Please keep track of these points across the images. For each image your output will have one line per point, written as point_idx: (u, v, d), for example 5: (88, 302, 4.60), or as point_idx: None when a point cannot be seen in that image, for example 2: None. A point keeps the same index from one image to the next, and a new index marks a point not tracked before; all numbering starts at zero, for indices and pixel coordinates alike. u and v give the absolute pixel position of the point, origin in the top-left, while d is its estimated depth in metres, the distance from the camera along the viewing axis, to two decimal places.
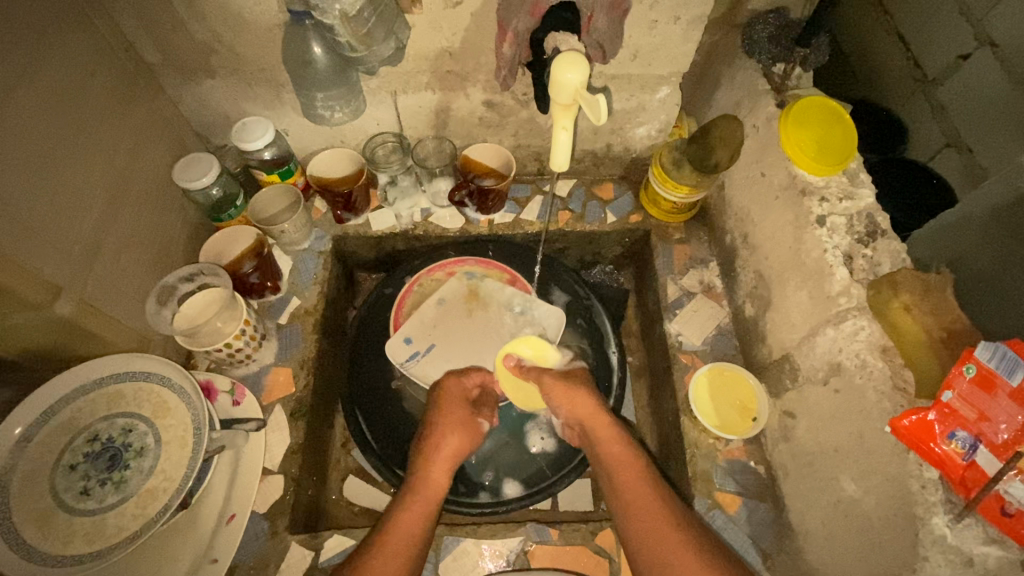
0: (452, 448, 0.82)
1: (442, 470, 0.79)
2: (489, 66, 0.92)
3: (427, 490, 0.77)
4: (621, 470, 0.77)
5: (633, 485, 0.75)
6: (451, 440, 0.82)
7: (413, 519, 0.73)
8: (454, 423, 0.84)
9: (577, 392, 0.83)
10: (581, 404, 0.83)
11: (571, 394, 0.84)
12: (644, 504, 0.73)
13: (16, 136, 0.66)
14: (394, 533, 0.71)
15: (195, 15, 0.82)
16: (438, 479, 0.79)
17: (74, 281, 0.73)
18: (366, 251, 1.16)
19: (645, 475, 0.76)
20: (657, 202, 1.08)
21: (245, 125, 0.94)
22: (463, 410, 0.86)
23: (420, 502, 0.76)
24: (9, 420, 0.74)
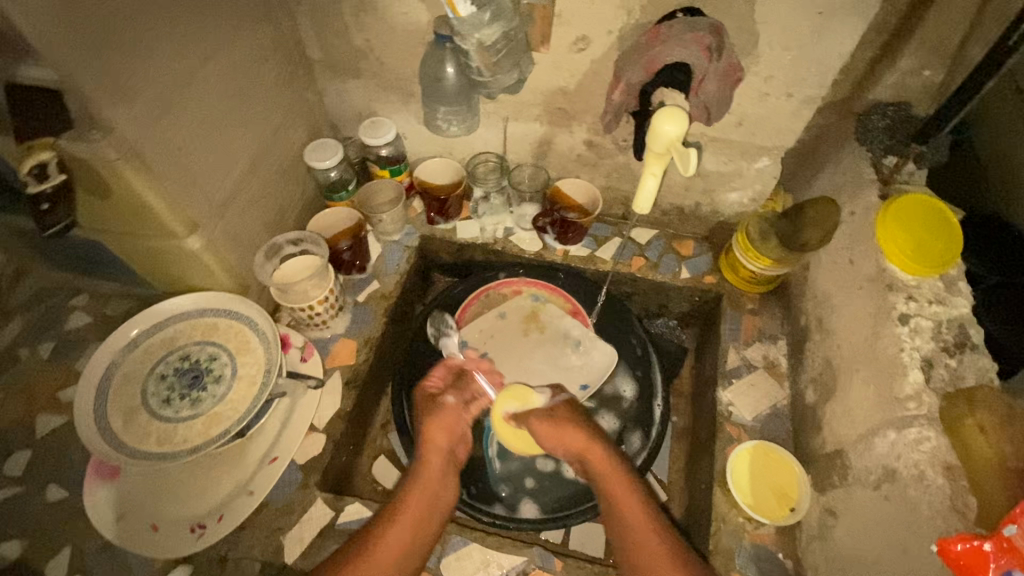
0: (438, 429, 0.85)
1: (436, 458, 0.83)
2: (597, 110, 0.98)
3: (427, 477, 0.81)
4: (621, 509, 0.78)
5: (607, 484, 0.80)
6: (438, 427, 0.85)
7: (417, 504, 0.78)
8: (430, 413, 0.86)
9: (567, 431, 0.84)
10: (569, 442, 0.83)
11: (561, 435, 0.84)
12: (623, 513, 0.77)
13: (203, 96, 0.79)
14: (404, 514, 0.76)
15: (357, 25, 0.96)
16: (434, 466, 0.83)
17: (209, 223, 0.86)
18: (446, 254, 1.25)
19: (623, 479, 0.80)
20: (736, 267, 1.08)
21: (375, 122, 1.08)
22: (430, 401, 0.88)
23: (425, 489, 0.80)
24: (128, 324, 0.90)
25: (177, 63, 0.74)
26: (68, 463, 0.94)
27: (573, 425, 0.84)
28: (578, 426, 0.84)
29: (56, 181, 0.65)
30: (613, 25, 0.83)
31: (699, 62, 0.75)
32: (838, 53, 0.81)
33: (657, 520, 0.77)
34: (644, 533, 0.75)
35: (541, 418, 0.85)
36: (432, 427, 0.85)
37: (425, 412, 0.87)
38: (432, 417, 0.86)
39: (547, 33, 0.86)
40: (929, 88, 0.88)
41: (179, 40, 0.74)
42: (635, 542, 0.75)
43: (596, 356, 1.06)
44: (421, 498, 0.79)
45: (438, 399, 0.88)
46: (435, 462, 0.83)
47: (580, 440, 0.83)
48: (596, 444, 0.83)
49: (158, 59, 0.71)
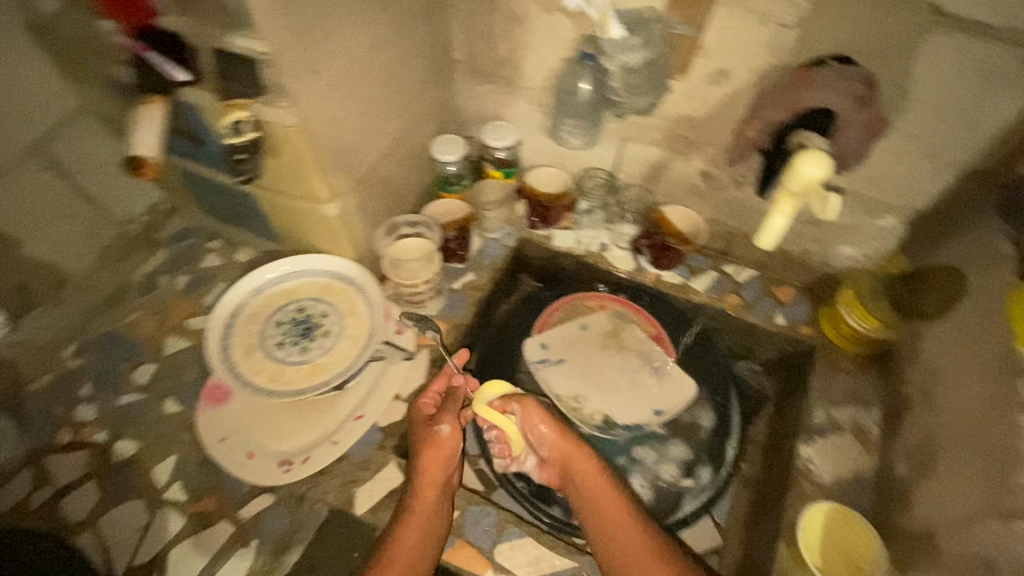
0: (433, 456, 0.88)
1: (429, 487, 0.86)
2: (721, 144, 0.98)
3: (426, 503, 0.85)
4: (607, 510, 0.87)
5: (592, 488, 0.90)
6: (433, 453, 0.88)
7: (420, 531, 0.82)
8: (423, 442, 0.89)
9: (558, 425, 0.94)
10: (563, 442, 0.93)
11: (552, 428, 0.93)
12: (613, 520, 0.86)
13: (366, 81, 0.88)
14: (408, 542, 0.81)
15: (505, 35, 1.03)
16: (428, 495, 0.85)
17: (347, 194, 0.95)
18: (539, 259, 1.29)
19: (606, 480, 0.90)
20: (837, 323, 1.06)
21: (497, 126, 1.15)
22: (425, 428, 0.91)
23: (416, 521, 0.83)
24: (261, 270, 1.02)
25: (353, 50, 0.83)
26: (183, 383, 1.06)
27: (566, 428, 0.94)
28: (562, 424, 0.95)
29: (245, 139, 0.78)
30: (759, 63, 0.84)
31: (843, 108, 0.75)
32: (999, 121, 0.78)
33: (644, 531, 0.85)
34: (630, 533, 0.84)
35: (535, 405, 0.94)
36: (428, 453, 0.88)
37: (420, 436, 0.90)
38: (427, 446, 0.88)
39: (688, 62, 0.88)
40: None
41: (359, 30, 0.82)
42: (622, 544, 0.83)
43: (675, 385, 1.06)
44: (416, 528, 0.82)
45: (426, 419, 0.92)
46: (432, 490, 0.86)
47: (569, 441, 0.93)
48: (578, 444, 0.93)
49: (340, 44, 0.80)
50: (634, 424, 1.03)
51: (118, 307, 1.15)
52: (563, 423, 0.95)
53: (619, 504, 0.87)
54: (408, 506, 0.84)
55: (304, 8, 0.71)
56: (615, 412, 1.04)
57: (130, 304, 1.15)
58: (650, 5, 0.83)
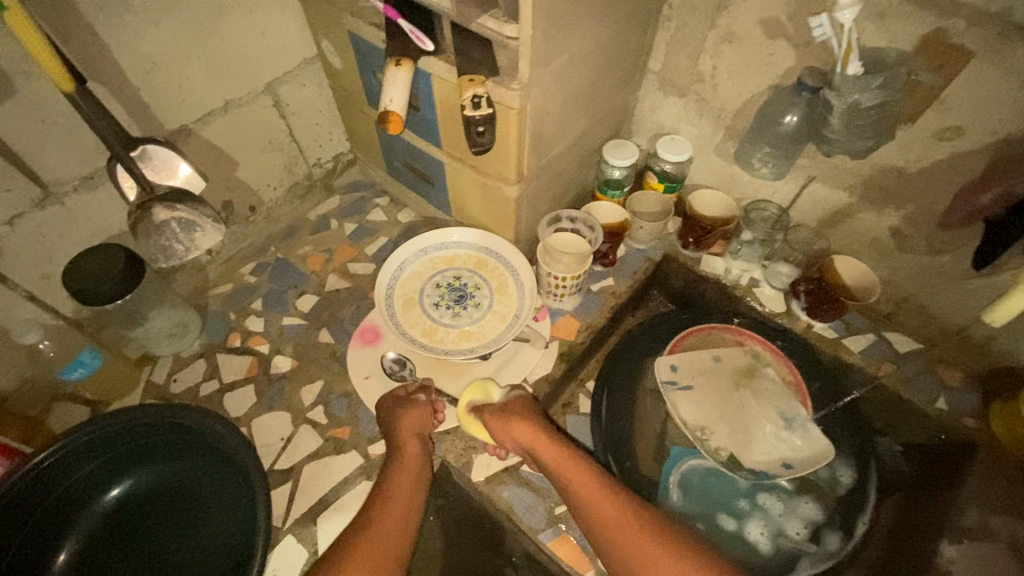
0: (399, 429, 0.92)
1: (410, 449, 0.90)
2: (926, 203, 0.92)
3: (407, 470, 0.89)
4: (581, 492, 0.84)
5: (565, 471, 0.87)
6: (397, 424, 0.92)
7: (402, 495, 0.86)
8: (394, 414, 0.94)
9: (515, 419, 0.91)
10: (519, 429, 0.90)
11: (510, 425, 0.90)
12: (590, 496, 0.84)
13: (578, 78, 0.92)
14: (391, 506, 0.84)
15: (712, 52, 1.02)
16: (410, 454, 0.90)
17: (528, 179, 0.99)
18: (679, 280, 1.27)
19: (574, 463, 0.87)
20: (1013, 422, 0.93)
21: (673, 140, 1.15)
22: (394, 402, 0.96)
23: (401, 484, 0.87)
24: (430, 235, 1.10)
25: (580, 47, 0.86)
26: (339, 318, 1.16)
27: (513, 405, 0.95)
28: (522, 408, 0.94)
29: (484, 113, 0.83)
30: (1009, 127, 0.77)
31: None
32: None
33: (629, 510, 0.82)
34: (610, 511, 0.82)
35: (495, 418, 0.92)
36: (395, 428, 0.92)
37: (386, 413, 0.95)
38: (400, 417, 0.93)
39: (919, 112, 0.83)
40: None
41: (591, 29, 0.86)
42: (603, 521, 0.81)
43: (807, 441, 1.01)
44: (404, 490, 0.86)
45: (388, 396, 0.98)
46: (409, 457, 0.90)
47: (526, 425, 0.90)
48: (539, 425, 0.91)
49: (573, 40, 0.83)
50: (761, 470, 1.00)
51: (296, 238, 1.28)
52: (521, 414, 0.92)
53: (596, 485, 0.85)
54: (392, 473, 0.88)
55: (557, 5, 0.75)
56: (740, 453, 1.02)
57: (304, 238, 1.28)
58: (897, 48, 0.79)
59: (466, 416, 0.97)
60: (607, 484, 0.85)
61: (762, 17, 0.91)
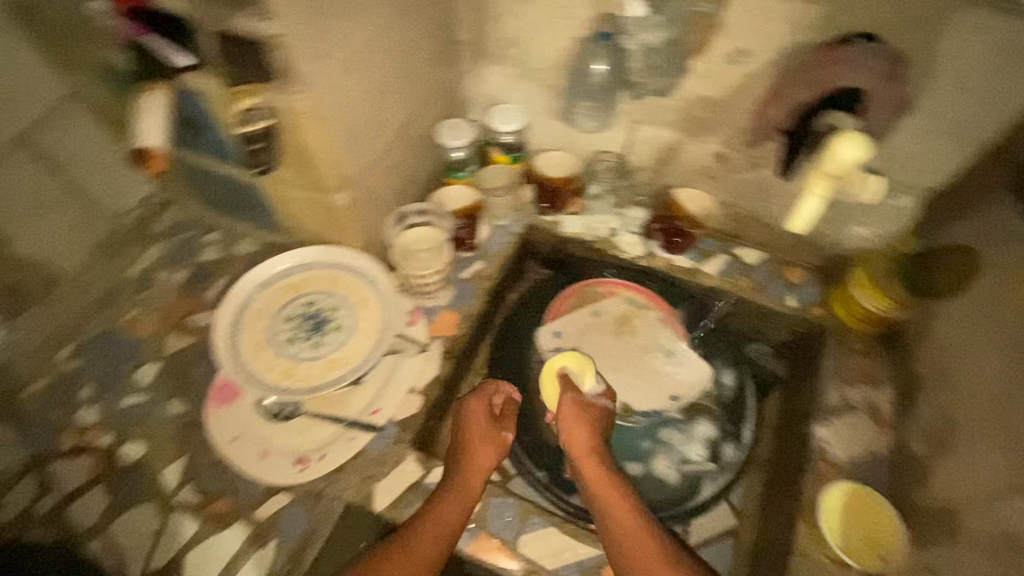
0: (477, 434, 0.91)
1: (465, 464, 0.87)
2: (736, 126, 0.97)
3: (466, 476, 0.86)
4: (620, 519, 0.80)
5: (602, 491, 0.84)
6: (473, 420, 0.93)
7: (463, 500, 0.84)
8: (472, 428, 0.92)
9: (582, 425, 0.91)
10: (581, 433, 0.90)
11: (574, 424, 0.91)
12: (624, 525, 0.80)
13: (374, 65, 0.84)
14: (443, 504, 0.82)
15: (513, 14, 0.99)
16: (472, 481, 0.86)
17: (354, 183, 0.91)
18: (547, 247, 1.27)
19: (617, 489, 0.84)
20: (851, 305, 1.04)
21: (504, 110, 1.12)
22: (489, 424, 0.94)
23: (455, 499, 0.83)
24: (269, 263, 0.99)
25: (362, 32, 0.79)
26: (191, 381, 1.02)
27: (584, 411, 0.94)
28: (581, 419, 0.92)
29: (257, 129, 0.76)
30: (780, 42, 0.81)
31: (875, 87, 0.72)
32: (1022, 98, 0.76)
33: (661, 540, 0.79)
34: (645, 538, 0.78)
35: (567, 404, 0.94)
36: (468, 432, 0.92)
37: (473, 429, 0.92)
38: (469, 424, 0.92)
39: (708, 41, 0.86)
40: None
41: (368, 11, 0.79)
42: (639, 552, 0.77)
43: (690, 371, 1.07)
44: (456, 503, 0.83)
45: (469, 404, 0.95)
46: (480, 466, 0.88)
47: (586, 428, 0.91)
48: (606, 461, 0.88)
49: (349, 26, 0.76)
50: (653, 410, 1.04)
51: (118, 304, 1.11)
52: (592, 427, 0.92)
53: (634, 516, 0.81)
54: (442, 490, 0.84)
55: None
56: (633, 400, 1.05)
57: (128, 301, 1.11)
58: None
59: (553, 380, 1.01)
60: (644, 513, 0.82)
61: None
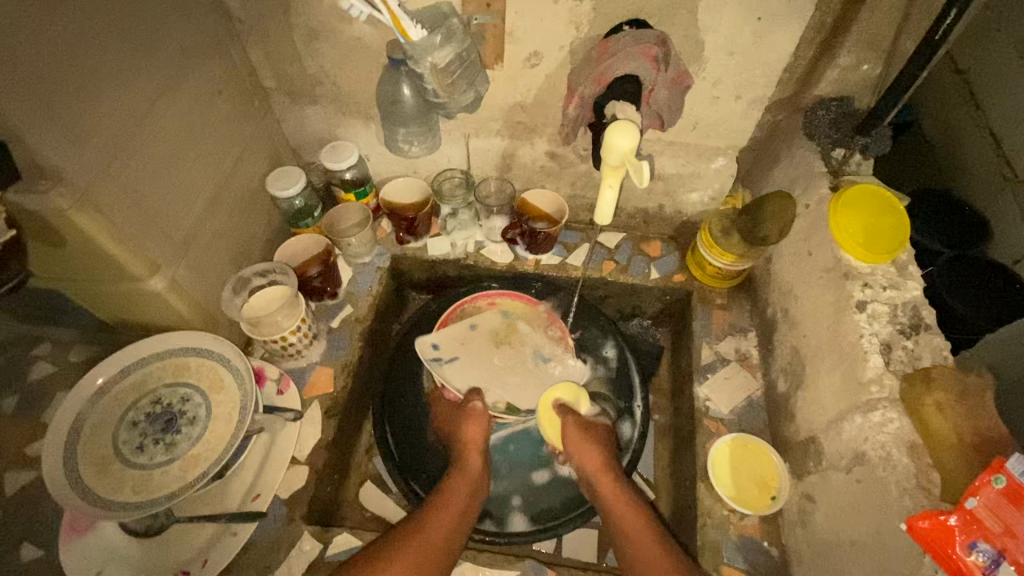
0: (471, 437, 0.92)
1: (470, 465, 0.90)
2: (555, 122, 1.00)
3: (464, 474, 0.89)
4: (626, 521, 0.83)
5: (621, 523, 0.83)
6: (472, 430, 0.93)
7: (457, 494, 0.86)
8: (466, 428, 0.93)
9: (593, 442, 0.91)
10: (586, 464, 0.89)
11: (585, 442, 0.91)
12: (630, 527, 0.82)
13: (154, 135, 0.78)
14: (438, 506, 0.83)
15: (310, 52, 0.96)
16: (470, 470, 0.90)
17: (171, 263, 0.84)
18: (419, 273, 1.24)
19: (625, 498, 0.86)
20: (703, 266, 1.11)
21: (334, 147, 1.07)
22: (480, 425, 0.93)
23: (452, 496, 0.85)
24: (93, 372, 0.87)
25: (126, 104, 0.72)
26: (38, 521, 0.90)
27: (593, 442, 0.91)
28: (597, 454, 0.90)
29: (4, 239, 0.63)
30: (564, 39, 0.84)
31: (648, 74, 0.76)
32: (780, 55, 0.84)
33: (661, 536, 0.81)
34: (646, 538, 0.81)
35: (573, 425, 0.92)
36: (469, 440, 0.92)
37: (467, 425, 0.93)
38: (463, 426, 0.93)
39: (500, 50, 0.87)
40: (870, 81, 0.93)
41: (128, 81, 0.72)
42: (641, 549, 0.80)
43: (569, 367, 1.04)
44: (452, 503, 0.84)
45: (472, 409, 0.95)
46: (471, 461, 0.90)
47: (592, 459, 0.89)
48: (611, 462, 0.90)
49: (104, 104, 0.69)
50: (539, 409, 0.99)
51: None
52: (604, 444, 0.92)
53: (638, 516, 0.84)
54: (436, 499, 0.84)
55: (43, 83, 0.60)
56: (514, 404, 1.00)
57: None
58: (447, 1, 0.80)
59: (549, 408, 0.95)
60: (645, 513, 0.85)
61: (327, 5, 0.88)
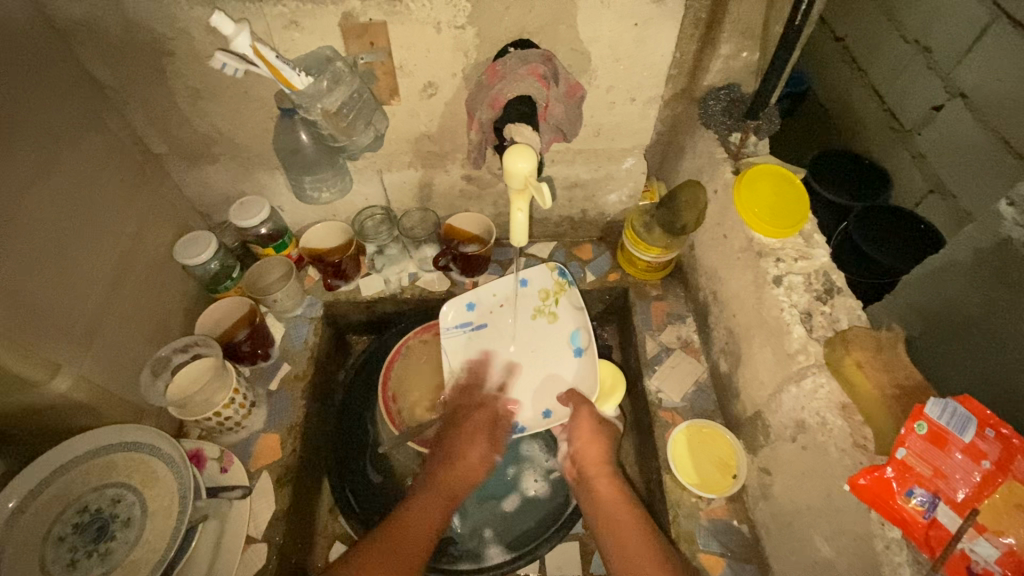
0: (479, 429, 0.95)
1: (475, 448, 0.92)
2: (465, 147, 1.00)
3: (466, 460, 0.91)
4: (617, 514, 0.84)
5: (609, 507, 0.86)
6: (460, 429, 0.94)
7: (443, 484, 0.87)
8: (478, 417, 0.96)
9: (596, 434, 0.93)
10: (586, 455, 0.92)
11: (591, 434, 0.93)
12: (621, 520, 0.83)
13: (29, 228, 0.72)
14: (429, 496, 0.85)
15: (197, 112, 0.92)
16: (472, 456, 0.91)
17: (73, 359, 0.77)
18: (357, 315, 1.21)
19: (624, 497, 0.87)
20: (633, 261, 1.14)
21: (243, 204, 1.03)
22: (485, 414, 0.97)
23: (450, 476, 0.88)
24: (4, 494, 0.78)
25: None
26: None
27: (603, 436, 0.93)
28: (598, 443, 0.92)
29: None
30: (455, 68, 0.84)
31: (540, 91, 0.75)
32: (663, 55, 0.87)
33: (650, 529, 0.82)
34: (634, 530, 0.82)
35: (586, 413, 0.95)
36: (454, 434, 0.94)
37: (471, 422, 0.95)
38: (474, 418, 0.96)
39: (394, 85, 0.86)
40: (751, 66, 0.98)
41: None
42: (626, 540, 0.80)
43: (583, 375, 1.02)
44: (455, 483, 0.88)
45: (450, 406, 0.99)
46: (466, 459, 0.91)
47: (592, 451, 0.92)
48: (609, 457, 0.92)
49: None
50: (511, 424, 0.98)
51: None
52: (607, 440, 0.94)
53: (629, 512, 0.85)
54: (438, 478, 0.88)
55: None
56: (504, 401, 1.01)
57: None
58: (329, 44, 0.79)
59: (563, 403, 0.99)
60: (634, 508, 0.86)
61: (205, 63, 0.84)
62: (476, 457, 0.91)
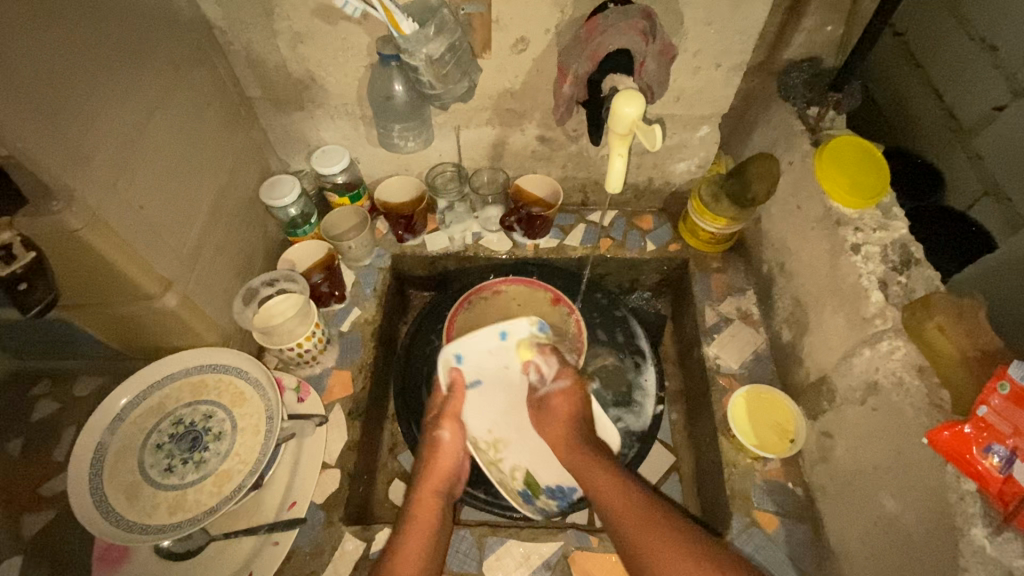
0: (437, 469, 0.87)
1: (433, 485, 0.85)
2: (545, 105, 1.02)
3: (427, 500, 0.83)
4: (605, 494, 0.79)
5: (593, 481, 0.82)
6: (439, 469, 0.86)
7: (428, 517, 0.81)
8: (436, 451, 0.88)
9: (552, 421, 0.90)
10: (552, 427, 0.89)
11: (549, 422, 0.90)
12: (613, 501, 0.78)
13: (153, 150, 0.76)
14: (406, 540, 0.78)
15: (295, 57, 0.96)
16: (431, 498, 0.84)
17: (182, 278, 0.83)
18: (420, 270, 1.25)
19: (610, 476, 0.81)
20: (696, 232, 1.15)
21: (325, 152, 1.06)
22: (446, 448, 0.89)
23: (419, 523, 0.80)
24: (112, 397, 0.85)
25: (123, 119, 0.71)
26: (67, 559, 0.86)
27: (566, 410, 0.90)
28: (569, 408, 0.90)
29: (25, 262, 0.59)
30: (551, 23, 0.87)
31: (639, 46, 0.80)
32: (755, 21, 0.88)
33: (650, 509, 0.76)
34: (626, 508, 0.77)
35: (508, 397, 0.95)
36: (430, 475, 0.86)
37: (434, 459, 0.88)
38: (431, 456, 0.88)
39: (487, 38, 0.89)
40: (836, 40, 0.98)
41: (121, 96, 0.70)
42: (619, 515, 0.77)
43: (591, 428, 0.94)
44: (423, 528, 0.79)
45: (436, 440, 0.89)
46: (430, 504, 0.83)
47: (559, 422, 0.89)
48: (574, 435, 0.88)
49: (106, 120, 0.68)
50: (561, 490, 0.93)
51: None
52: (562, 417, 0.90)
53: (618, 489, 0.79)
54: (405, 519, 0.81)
55: (45, 104, 0.59)
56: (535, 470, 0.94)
57: None
58: None
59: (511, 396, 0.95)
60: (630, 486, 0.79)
61: (311, 7, 0.88)
62: (433, 496, 0.84)
